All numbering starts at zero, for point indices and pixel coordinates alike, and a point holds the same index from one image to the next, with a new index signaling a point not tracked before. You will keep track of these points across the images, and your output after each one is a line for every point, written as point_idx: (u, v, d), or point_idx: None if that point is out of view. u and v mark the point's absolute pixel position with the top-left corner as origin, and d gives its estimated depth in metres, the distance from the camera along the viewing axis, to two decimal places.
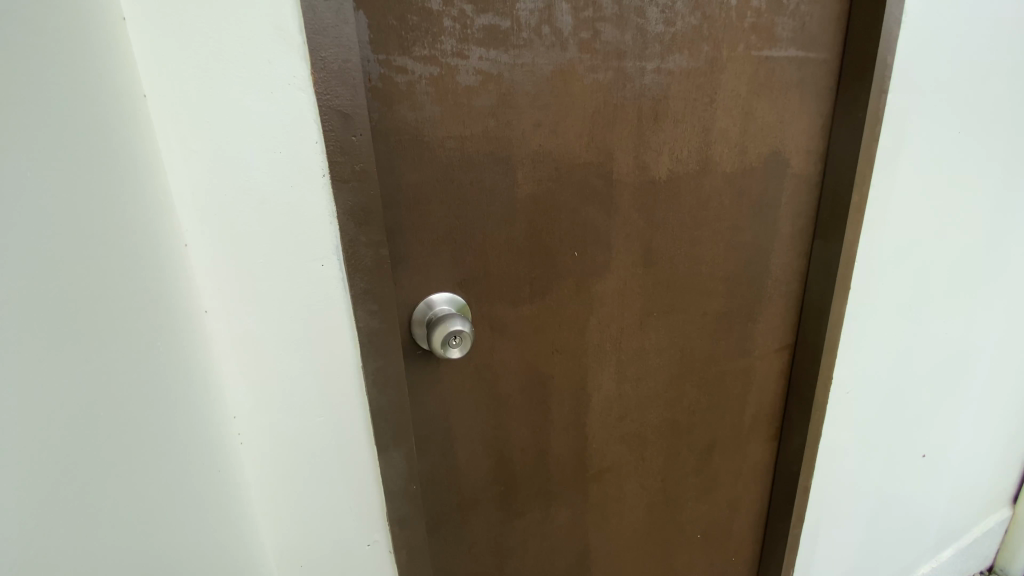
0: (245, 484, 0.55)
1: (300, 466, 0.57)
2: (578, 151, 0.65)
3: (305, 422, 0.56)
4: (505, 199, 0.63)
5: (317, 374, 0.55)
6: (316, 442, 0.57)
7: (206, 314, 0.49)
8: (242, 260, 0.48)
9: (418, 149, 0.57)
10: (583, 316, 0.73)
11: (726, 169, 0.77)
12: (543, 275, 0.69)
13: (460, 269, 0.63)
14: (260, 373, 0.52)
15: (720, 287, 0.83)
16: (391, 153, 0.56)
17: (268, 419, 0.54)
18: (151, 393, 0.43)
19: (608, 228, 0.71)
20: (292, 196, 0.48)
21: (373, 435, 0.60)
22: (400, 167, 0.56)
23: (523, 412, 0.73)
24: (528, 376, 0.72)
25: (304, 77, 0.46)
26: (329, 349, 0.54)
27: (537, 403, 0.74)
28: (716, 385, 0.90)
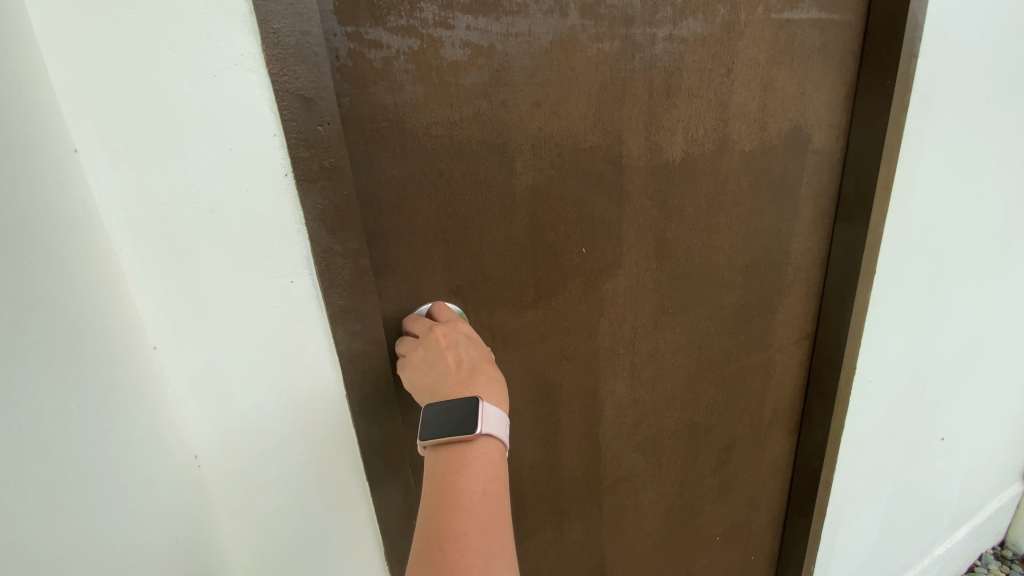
0: (217, 530, 0.47)
1: (279, 507, 0.50)
2: (583, 133, 0.57)
3: (283, 460, 0.48)
4: (503, 193, 0.55)
5: (293, 405, 0.47)
6: (297, 481, 0.49)
7: (155, 343, 0.41)
8: (191, 281, 0.40)
9: (399, 138, 0.49)
10: (593, 319, 0.66)
11: (744, 148, 0.69)
12: (548, 276, 0.61)
13: (455, 275, 0.55)
14: (225, 410, 0.44)
15: (737, 279, 0.76)
16: (367, 145, 0.47)
17: (239, 460, 0.46)
18: (115, 447, 0.36)
19: (618, 219, 0.63)
20: (251, 201, 0.39)
21: (363, 469, 0.52)
22: (379, 160, 0.48)
23: (530, 428, 0.66)
24: (534, 388, 0.65)
25: (254, 54, 0.36)
26: (304, 377, 0.46)
27: (546, 417, 0.67)
28: (736, 382, 0.83)
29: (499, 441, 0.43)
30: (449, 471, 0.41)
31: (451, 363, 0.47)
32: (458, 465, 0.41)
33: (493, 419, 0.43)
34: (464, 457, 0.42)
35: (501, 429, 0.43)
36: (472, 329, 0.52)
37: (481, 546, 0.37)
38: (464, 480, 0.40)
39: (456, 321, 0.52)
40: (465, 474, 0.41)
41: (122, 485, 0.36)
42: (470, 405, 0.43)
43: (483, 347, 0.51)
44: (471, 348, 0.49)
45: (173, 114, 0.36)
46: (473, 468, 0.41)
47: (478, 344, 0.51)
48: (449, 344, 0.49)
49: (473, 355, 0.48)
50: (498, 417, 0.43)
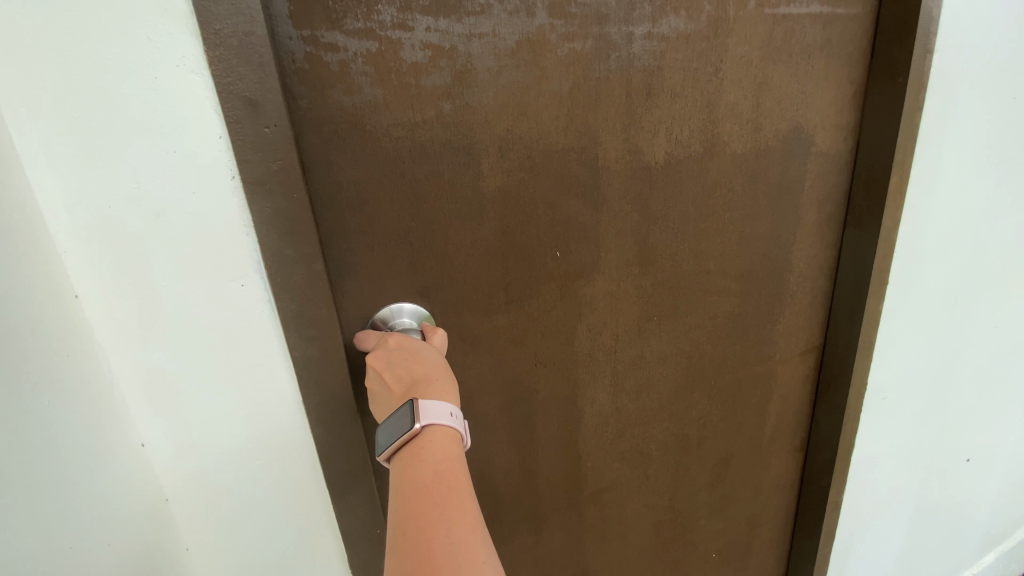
0: (173, 523, 0.49)
1: (236, 503, 0.51)
2: (555, 135, 0.56)
3: (239, 457, 0.49)
4: (469, 195, 0.55)
5: (247, 403, 0.48)
6: (255, 478, 0.50)
7: (104, 338, 0.42)
8: (138, 278, 0.41)
9: (357, 140, 0.49)
10: (570, 324, 0.64)
11: (735, 150, 0.66)
12: (520, 280, 0.60)
13: (420, 277, 0.56)
14: (176, 407, 0.45)
15: (731, 287, 0.73)
16: (326, 146, 0.48)
17: (194, 456, 0.48)
18: (63, 432, 0.37)
19: (595, 223, 0.62)
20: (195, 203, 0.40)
21: (321, 468, 0.53)
22: (338, 161, 0.49)
23: (504, 433, 0.65)
24: (508, 392, 0.64)
25: (195, 57, 0.37)
26: (258, 375, 0.47)
27: (521, 422, 0.66)
28: (732, 394, 0.80)
29: (447, 424, 0.47)
30: (405, 464, 0.45)
31: (395, 391, 0.49)
32: (413, 455, 0.46)
33: (433, 411, 0.46)
34: (417, 450, 0.46)
35: (446, 414, 0.47)
36: (398, 334, 0.52)
37: (440, 520, 0.41)
38: (419, 466, 0.45)
39: (381, 335, 0.52)
40: (421, 461, 0.45)
41: (71, 477, 0.37)
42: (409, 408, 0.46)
43: (416, 343, 0.52)
44: (403, 359, 0.50)
45: (115, 116, 0.37)
46: (427, 455, 0.45)
47: (407, 346, 0.51)
48: (384, 368, 0.50)
49: (408, 368, 0.50)
50: (439, 407, 0.47)
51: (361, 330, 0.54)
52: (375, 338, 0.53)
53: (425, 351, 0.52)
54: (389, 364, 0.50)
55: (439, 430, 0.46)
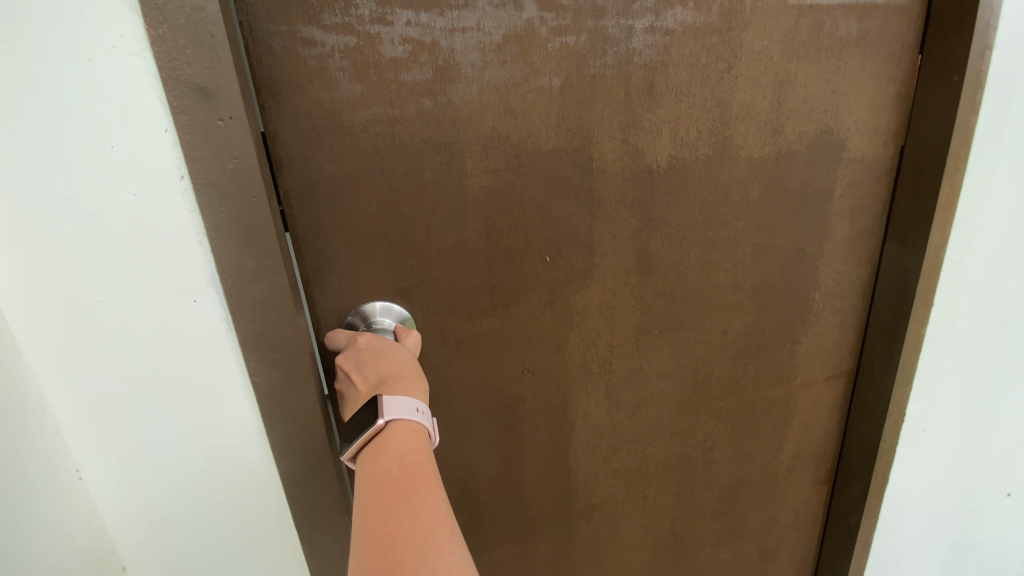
0: (103, 509, 0.49)
1: (174, 497, 0.50)
2: (544, 133, 0.54)
3: (179, 450, 0.49)
4: (452, 194, 0.53)
5: (187, 398, 0.47)
6: (195, 474, 0.50)
7: (29, 322, 0.42)
8: (66, 263, 0.41)
9: (336, 135, 0.49)
10: (560, 333, 0.61)
11: (751, 154, 0.61)
12: (506, 283, 0.58)
13: (400, 276, 0.55)
14: (122, 400, 0.46)
15: (745, 302, 0.68)
16: (303, 141, 0.49)
17: (142, 450, 0.48)
18: None
19: (589, 227, 0.59)
20: (138, 199, 0.41)
21: (268, 470, 0.52)
22: (316, 156, 0.49)
23: (487, 440, 0.63)
24: (492, 398, 0.62)
25: (142, 51, 0.38)
26: (200, 372, 0.47)
27: (506, 429, 0.64)
28: (744, 417, 0.74)
29: (412, 420, 0.47)
30: (370, 461, 0.45)
31: (363, 394, 0.50)
32: (378, 452, 0.45)
33: (398, 407, 0.47)
34: (383, 447, 0.46)
35: (411, 410, 0.48)
36: (368, 334, 0.52)
37: (404, 512, 0.40)
38: (386, 461, 0.44)
39: (352, 336, 0.53)
40: (388, 455, 0.45)
41: None
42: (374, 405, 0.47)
43: (386, 343, 0.52)
44: (371, 360, 0.51)
45: (50, 100, 0.37)
46: (394, 449, 0.45)
47: (376, 347, 0.51)
48: (352, 368, 0.51)
49: (376, 369, 0.50)
50: (404, 403, 0.48)
51: (335, 329, 0.55)
52: (347, 338, 0.53)
53: (394, 350, 0.52)
54: (358, 366, 0.51)
55: (404, 425, 0.47)
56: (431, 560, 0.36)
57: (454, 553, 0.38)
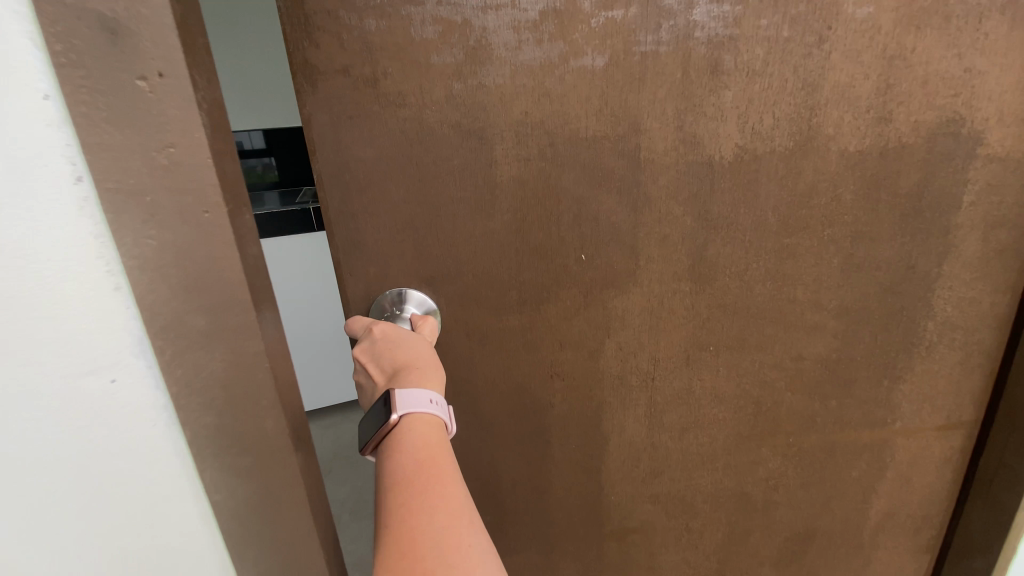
0: None
1: (72, 562, 0.41)
2: (583, 120, 0.49)
3: (77, 505, 0.39)
4: (481, 183, 0.51)
5: (87, 441, 0.38)
6: (101, 531, 0.41)
7: None
8: None
9: (365, 120, 0.48)
10: (595, 339, 0.57)
11: (845, 147, 0.50)
12: (536, 280, 0.54)
13: (426, 265, 0.54)
14: (8, 457, 0.36)
15: (828, 324, 0.57)
16: (334, 125, 0.48)
17: (25, 507, 0.38)
18: None
19: (633, 227, 0.53)
20: (11, 209, 0.32)
21: (201, 523, 0.43)
22: (347, 140, 0.49)
23: (512, 443, 0.61)
24: (517, 399, 0.59)
25: (24, 13, 0.29)
26: (105, 408, 0.38)
27: (532, 434, 0.60)
28: (821, 458, 0.63)
29: (428, 413, 0.46)
30: (386, 455, 0.44)
31: (377, 386, 0.49)
32: (393, 446, 0.45)
33: (411, 400, 0.46)
34: (398, 441, 0.45)
35: (426, 402, 0.47)
36: (384, 323, 0.52)
37: (422, 510, 0.40)
38: (401, 458, 0.43)
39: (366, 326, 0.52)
40: (403, 451, 0.44)
41: None
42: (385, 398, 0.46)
43: (400, 332, 0.52)
44: (385, 350, 0.50)
45: None
46: (409, 444, 0.44)
47: (390, 336, 0.51)
48: (368, 359, 0.50)
49: (389, 359, 0.50)
50: (416, 396, 0.46)
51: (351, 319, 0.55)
52: (362, 328, 0.53)
53: (409, 340, 0.51)
54: (373, 356, 0.50)
55: (417, 419, 0.46)
56: (450, 559, 0.37)
57: (473, 548, 0.39)
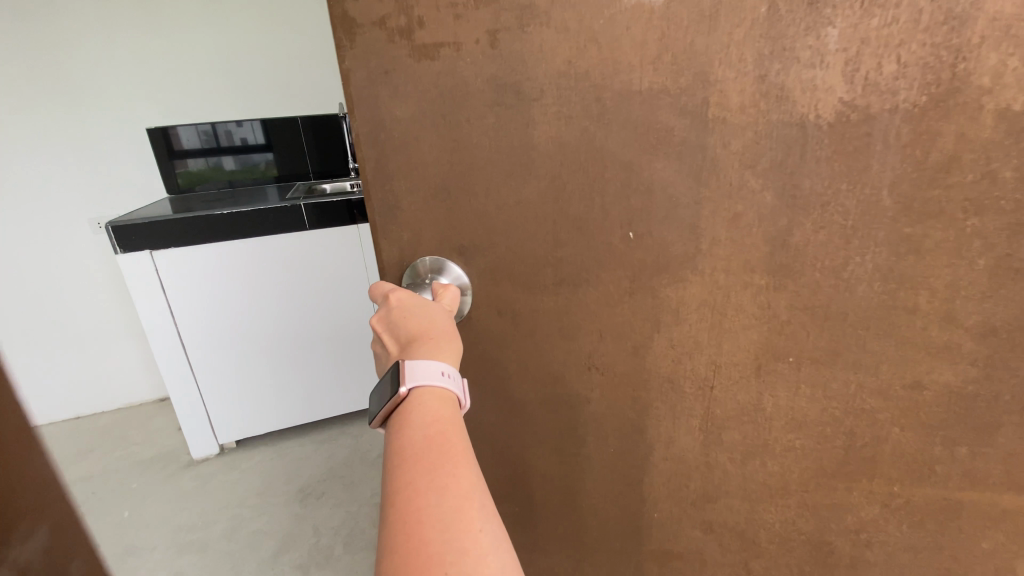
0: None
1: None
2: (638, 70, 0.41)
3: None
4: (517, 144, 0.46)
5: None
6: None
7: None
8: None
9: (398, 73, 0.45)
10: (642, 333, 0.49)
11: (1005, 105, 0.37)
12: (576, 258, 0.48)
13: (459, 235, 0.50)
14: None
15: (963, 345, 0.43)
16: (366, 79, 0.45)
17: None
18: None
19: (693, 203, 0.44)
20: None
21: None
22: (381, 97, 0.46)
23: (545, 436, 0.56)
24: (550, 389, 0.53)
25: None
26: None
27: (567, 430, 0.55)
28: (939, 515, 0.49)
29: (439, 386, 0.43)
30: (394, 430, 0.42)
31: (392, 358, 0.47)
32: (402, 420, 0.42)
33: (420, 373, 0.43)
34: (406, 415, 0.42)
35: (438, 374, 0.44)
36: (398, 291, 0.49)
37: (429, 488, 0.37)
38: (407, 433, 0.40)
39: (381, 295, 0.50)
40: (410, 425, 0.41)
41: None
42: (393, 371, 0.44)
43: (415, 299, 0.49)
44: (399, 319, 0.47)
45: None
46: (417, 419, 0.41)
47: (404, 304, 0.48)
48: (383, 327, 0.48)
49: (405, 329, 0.47)
50: (426, 368, 0.43)
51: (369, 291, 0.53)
52: (378, 297, 0.50)
53: (424, 307, 0.48)
54: (388, 326, 0.48)
55: (428, 392, 0.43)
56: (460, 541, 0.35)
57: (485, 531, 0.36)
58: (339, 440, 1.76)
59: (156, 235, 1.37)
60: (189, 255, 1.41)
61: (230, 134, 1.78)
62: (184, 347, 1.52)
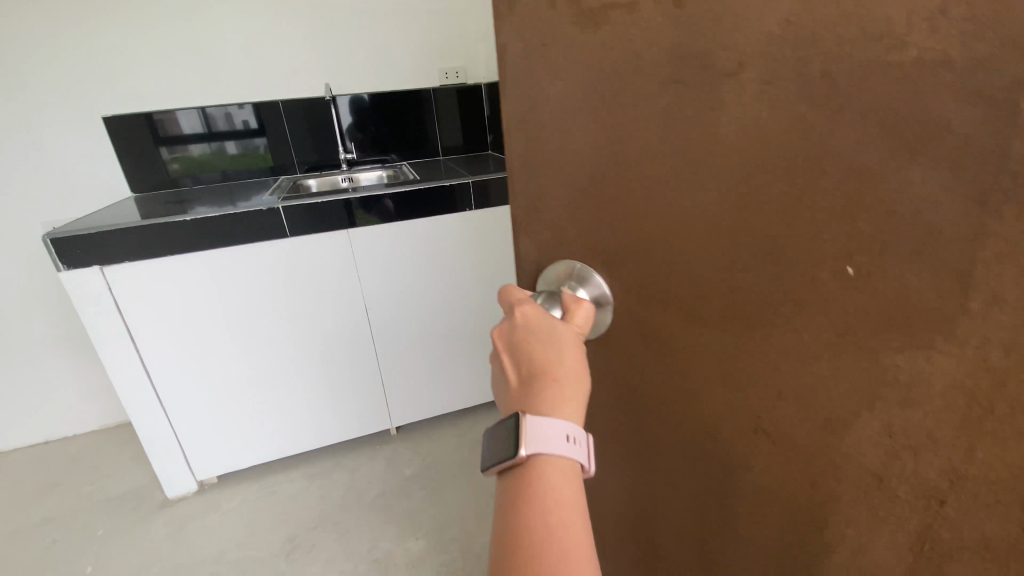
0: None
1: None
2: (903, 29, 0.27)
3: None
4: (698, 141, 0.37)
5: None
6: None
7: None
8: None
9: (556, 54, 0.43)
10: (842, 407, 0.36)
11: None
12: (759, 291, 0.38)
13: (605, 231, 0.46)
14: None
15: None
16: (528, 64, 0.46)
17: None
18: None
19: (964, 242, 0.28)
20: None
21: None
22: (540, 81, 0.45)
23: (686, 464, 0.50)
24: (705, 425, 0.47)
25: None
26: None
27: (721, 479, 0.47)
28: None
29: (561, 452, 0.40)
30: (513, 490, 0.41)
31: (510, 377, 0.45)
32: (523, 484, 0.40)
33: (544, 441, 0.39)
34: (526, 478, 0.40)
35: (560, 437, 0.40)
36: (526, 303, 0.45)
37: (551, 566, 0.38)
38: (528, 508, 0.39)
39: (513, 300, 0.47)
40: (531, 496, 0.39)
41: None
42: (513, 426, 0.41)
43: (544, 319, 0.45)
44: (523, 338, 0.44)
45: None
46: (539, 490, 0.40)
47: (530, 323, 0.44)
48: (505, 349, 0.45)
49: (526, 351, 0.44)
50: (548, 436, 0.39)
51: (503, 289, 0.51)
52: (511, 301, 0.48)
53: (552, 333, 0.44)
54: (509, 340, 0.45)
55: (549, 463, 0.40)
56: None
57: None
58: (340, 469, 1.81)
59: (147, 243, 1.45)
60: (176, 266, 1.49)
61: (230, 117, 2.12)
62: (145, 383, 1.59)
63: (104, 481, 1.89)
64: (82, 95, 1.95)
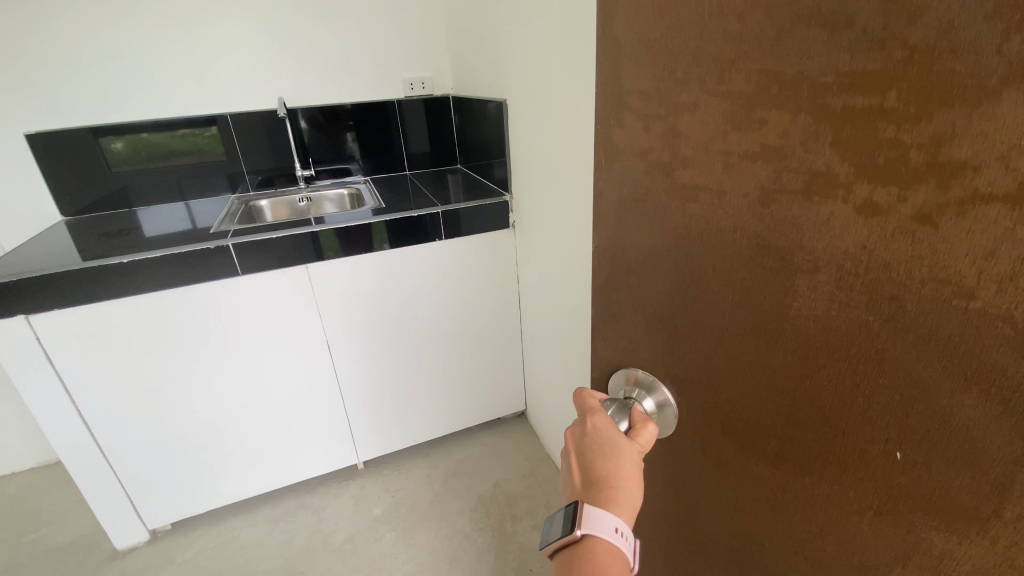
0: None
1: None
2: (973, 285, 0.29)
3: None
4: (769, 311, 0.42)
5: None
6: None
7: None
8: None
9: (650, 210, 0.53)
10: (877, 559, 0.39)
11: None
12: (809, 445, 0.42)
13: (674, 356, 0.55)
14: None
15: None
16: (634, 213, 0.56)
17: None
18: None
19: (1007, 461, 0.30)
20: None
21: None
22: (637, 225, 0.56)
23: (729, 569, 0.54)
24: (752, 544, 0.51)
25: None
26: None
27: None
28: None
29: (608, 540, 0.48)
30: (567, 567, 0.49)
31: (576, 471, 0.55)
32: (576, 563, 0.49)
33: (589, 522, 0.49)
34: (578, 559, 0.49)
35: (608, 529, 0.49)
36: (597, 415, 0.57)
37: None
38: None
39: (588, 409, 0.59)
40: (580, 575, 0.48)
41: None
42: (575, 512, 0.50)
43: (610, 433, 0.55)
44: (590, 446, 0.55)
45: None
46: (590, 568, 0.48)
47: (597, 432, 0.55)
48: (576, 448, 0.57)
49: (593, 459, 0.54)
50: (599, 520, 0.49)
51: (581, 391, 0.63)
52: (587, 407, 0.60)
53: (614, 446, 0.54)
54: (579, 441, 0.57)
55: (598, 542, 0.48)
56: None
57: None
58: (311, 508, 1.77)
59: (86, 287, 1.34)
60: (117, 311, 1.38)
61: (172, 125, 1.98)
62: (80, 430, 1.47)
63: (42, 530, 1.76)
64: (8, 113, 1.79)
